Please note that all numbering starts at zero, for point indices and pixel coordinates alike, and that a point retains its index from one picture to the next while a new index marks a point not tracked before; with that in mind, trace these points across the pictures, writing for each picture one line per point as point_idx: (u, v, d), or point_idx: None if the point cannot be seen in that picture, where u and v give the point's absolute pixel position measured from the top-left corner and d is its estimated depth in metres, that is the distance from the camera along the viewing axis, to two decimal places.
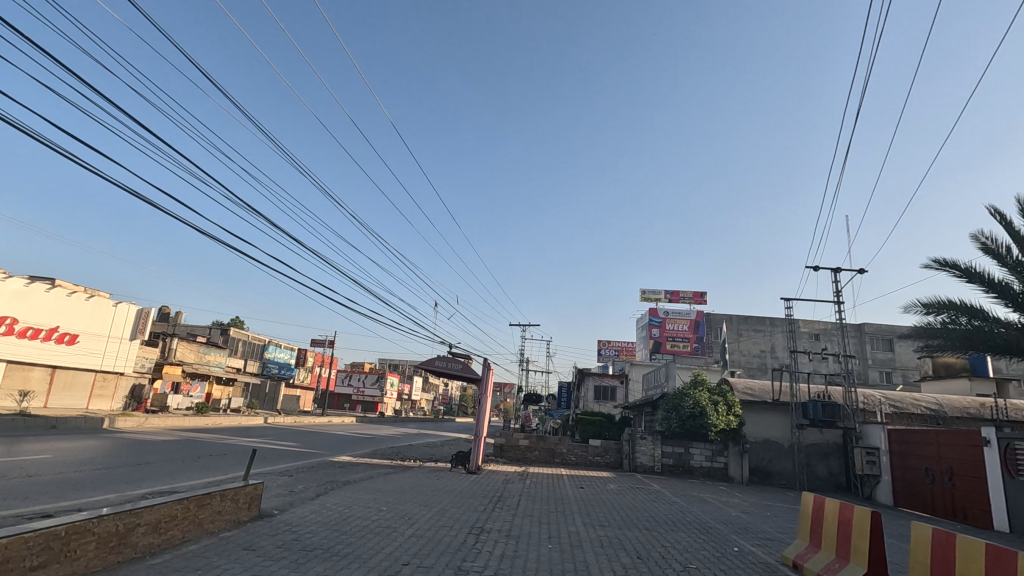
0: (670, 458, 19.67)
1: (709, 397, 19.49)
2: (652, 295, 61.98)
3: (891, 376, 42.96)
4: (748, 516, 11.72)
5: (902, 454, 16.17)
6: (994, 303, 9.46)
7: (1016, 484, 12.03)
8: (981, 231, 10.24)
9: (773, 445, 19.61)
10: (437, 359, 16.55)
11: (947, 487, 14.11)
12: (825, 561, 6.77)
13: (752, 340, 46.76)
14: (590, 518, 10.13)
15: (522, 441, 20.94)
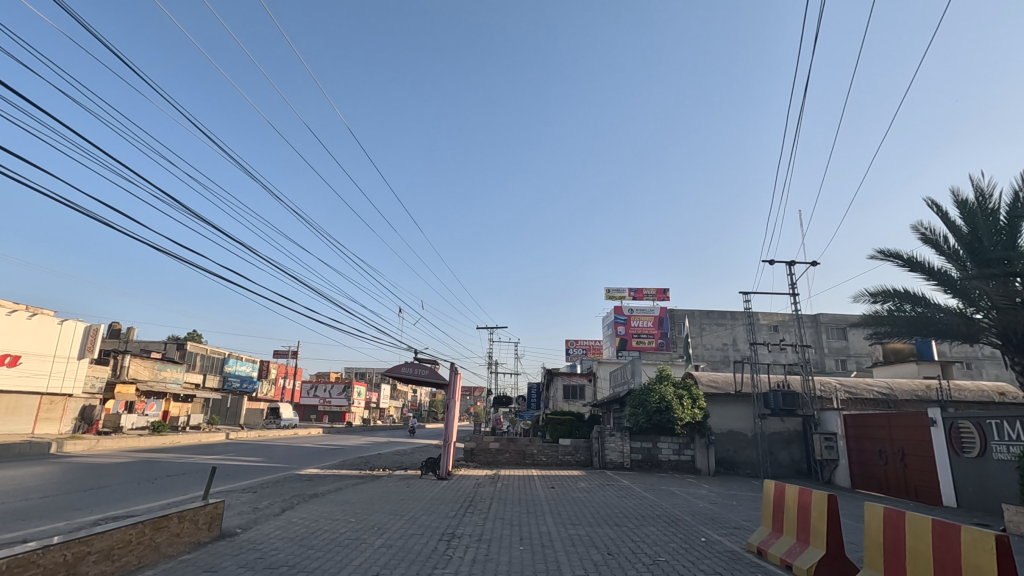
0: (639, 453, 20.03)
1: (674, 391, 19.88)
2: (617, 293, 62.87)
3: (846, 363, 44.79)
4: (715, 506, 12.01)
5: (857, 438, 16.86)
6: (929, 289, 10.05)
7: (962, 460, 12.69)
8: (919, 223, 10.87)
9: (738, 436, 20.15)
10: (403, 365, 16.29)
11: (899, 467, 14.80)
12: (787, 545, 6.99)
13: (714, 334, 47.96)
14: (562, 517, 10.17)
15: (493, 444, 20.84)
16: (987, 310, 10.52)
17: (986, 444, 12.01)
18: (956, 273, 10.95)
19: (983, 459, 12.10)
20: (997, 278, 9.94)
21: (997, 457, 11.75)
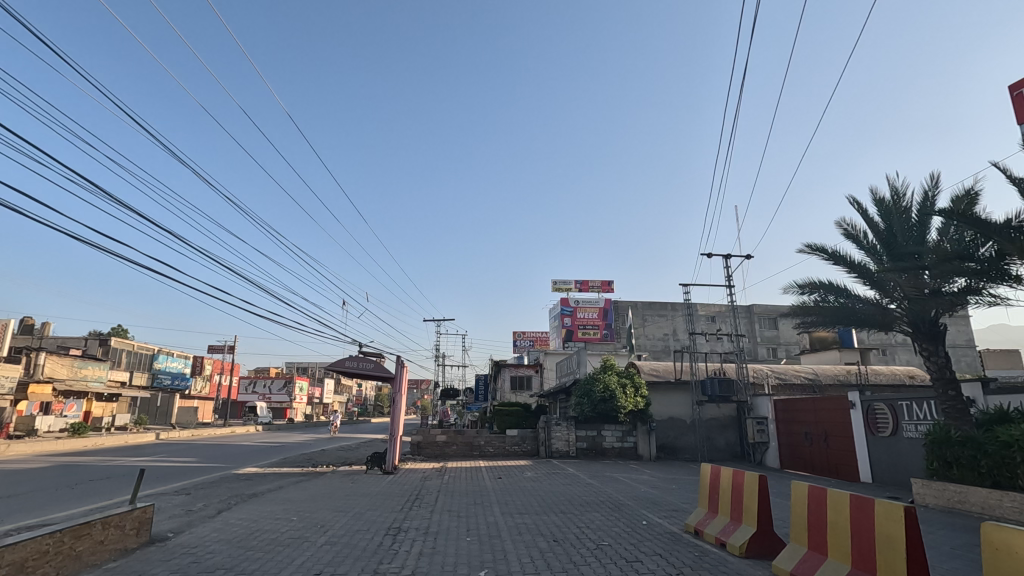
0: (584, 441, 20.49)
1: (617, 380, 20.45)
2: (563, 285, 63.78)
3: (776, 351, 47.42)
4: (656, 490, 12.48)
5: (786, 421, 17.90)
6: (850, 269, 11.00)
7: (877, 439, 13.72)
8: (841, 220, 11.64)
9: (678, 422, 20.97)
10: (347, 359, 15.93)
11: (823, 447, 15.85)
12: (722, 524, 7.37)
13: (656, 325, 49.57)
14: (509, 507, 10.29)
15: (440, 437, 20.63)
16: (899, 300, 11.35)
17: (898, 424, 13.04)
18: (873, 266, 11.77)
19: (895, 438, 13.14)
20: (908, 270, 10.76)
21: (907, 435, 12.79)
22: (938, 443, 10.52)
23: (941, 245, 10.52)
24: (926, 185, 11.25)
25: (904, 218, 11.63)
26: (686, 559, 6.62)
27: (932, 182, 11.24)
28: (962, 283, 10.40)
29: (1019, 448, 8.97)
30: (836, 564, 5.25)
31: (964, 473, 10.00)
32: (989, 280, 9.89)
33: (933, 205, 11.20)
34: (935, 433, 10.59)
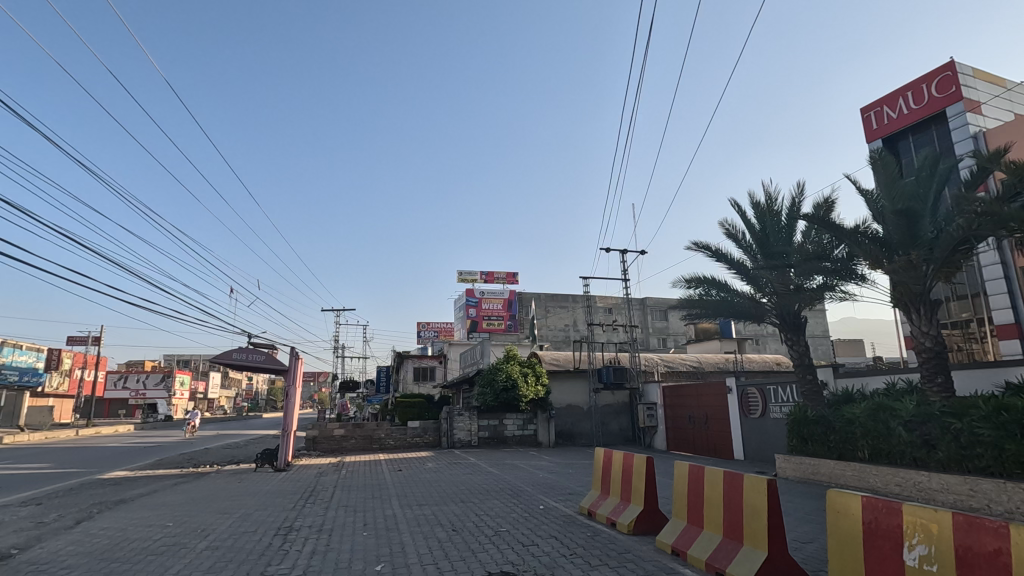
0: (486, 430, 20.77)
1: (519, 370, 20.90)
2: (468, 276, 63.88)
3: (666, 341, 50.91)
4: (553, 475, 12.93)
5: (672, 406, 19.27)
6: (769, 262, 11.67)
7: (749, 420, 15.19)
8: (723, 221, 12.66)
9: (575, 409, 21.85)
10: (235, 351, 14.83)
11: (704, 429, 17.28)
12: (613, 504, 7.80)
13: (557, 316, 51.15)
14: (408, 499, 10.16)
15: (338, 431, 19.76)
16: (769, 295, 12.60)
17: (766, 406, 14.51)
18: (748, 264, 12.95)
19: (763, 419, 14.62)
20: (777, 267, 11.95)
21: (773, 416, 14.28)
22: (797, 422, 11.85)
23: (804, 246, 11.81)
24: (793, 192, 12.55)
25: (775, 221, 12.90)
26: (579, 540, 6.93)
27: (798, 189, 12.55)
28: (820, 280, 11.74)
29: (859, 424, 10.36)
30: (710, 534, 5.75)
31: (817, 447, 11.36)
32: (840, 277, 11.26)
33: (799, 210, 12.52)
34: (795, 413, 11.92)
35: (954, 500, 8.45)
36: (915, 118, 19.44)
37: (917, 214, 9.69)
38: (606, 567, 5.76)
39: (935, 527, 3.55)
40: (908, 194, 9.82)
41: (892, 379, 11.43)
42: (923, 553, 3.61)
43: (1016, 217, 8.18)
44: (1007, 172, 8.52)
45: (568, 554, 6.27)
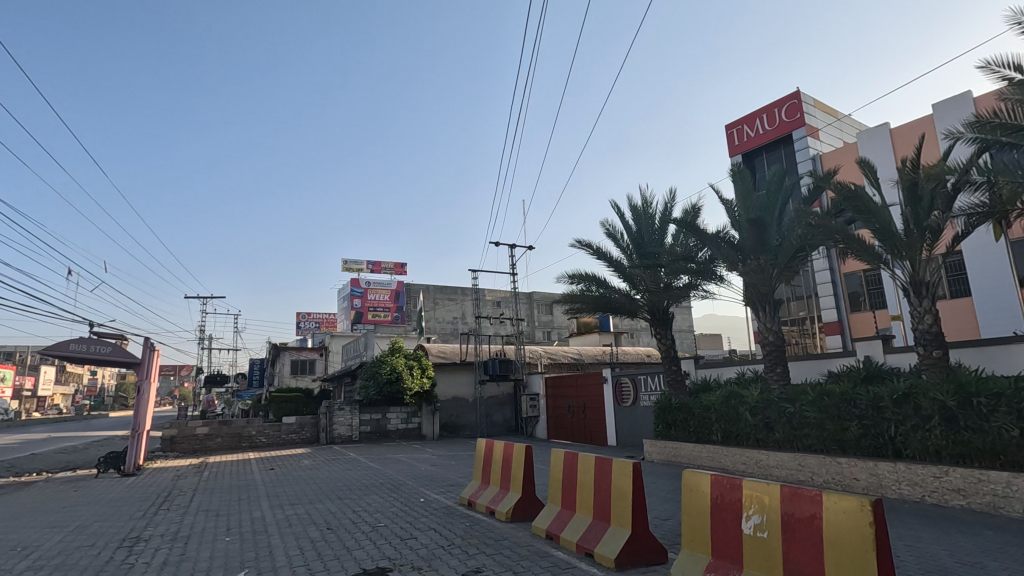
0: (368, 425, 20.20)
1: (405, 362, 20.56)
2: (354, 265, 61.42)
3: (550, 334, 52.87)
4: (436, 467, 12.90)
5: (554, 396, 20.06)
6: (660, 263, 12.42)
7: (622, 408, 16.26)
8: (604, 220, 13.36)
9: (460, 401, 21.97)
10: (72, 342, 12.94)
11: (582, 418, 18.19)
12: (492, 493, 7.95)
13: (446, 308, 50.93)
14: (279, 499, 9.57)
15: (200, 429, 18.03)
16: (642, 292, 13.54)
17: (637, 395, 15.61)
18: (625, 262, 13.81)
19: (634, 407, 15.72)
20: (649, 267, 12.90)
21: (643, 404, 15.41)
22: (663, 409, 12.89)
23: (674, 248, 12.84)
24: (666, 197, 13.59)
25: (649, 223, 13.87)
26: (458, 530, 6.98)
27: (670, 195, 13.60)
28: (686, 279, 12.84)
29: (714, 410, 11.51)
30: (581, 517, 6.06)
31: (679, 432, 12.47)
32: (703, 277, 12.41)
33: (671, 214, 13.57)
34: (662, 401, 12.96)
35: (786, 474, 9.72)
36: (768, 138, 21.89)
37: (766, 223, 10.94)
38: (484, 554, 5.85)
39: (767, 499, 4.04)
40: (759, 205, 11.05)
41: (742, 369, 12.84)
42: (757, 522, 4.10)
43: (841, 231, 9.55)
44: (835, 191, 9.91)
45: (446, 545, 6.29)
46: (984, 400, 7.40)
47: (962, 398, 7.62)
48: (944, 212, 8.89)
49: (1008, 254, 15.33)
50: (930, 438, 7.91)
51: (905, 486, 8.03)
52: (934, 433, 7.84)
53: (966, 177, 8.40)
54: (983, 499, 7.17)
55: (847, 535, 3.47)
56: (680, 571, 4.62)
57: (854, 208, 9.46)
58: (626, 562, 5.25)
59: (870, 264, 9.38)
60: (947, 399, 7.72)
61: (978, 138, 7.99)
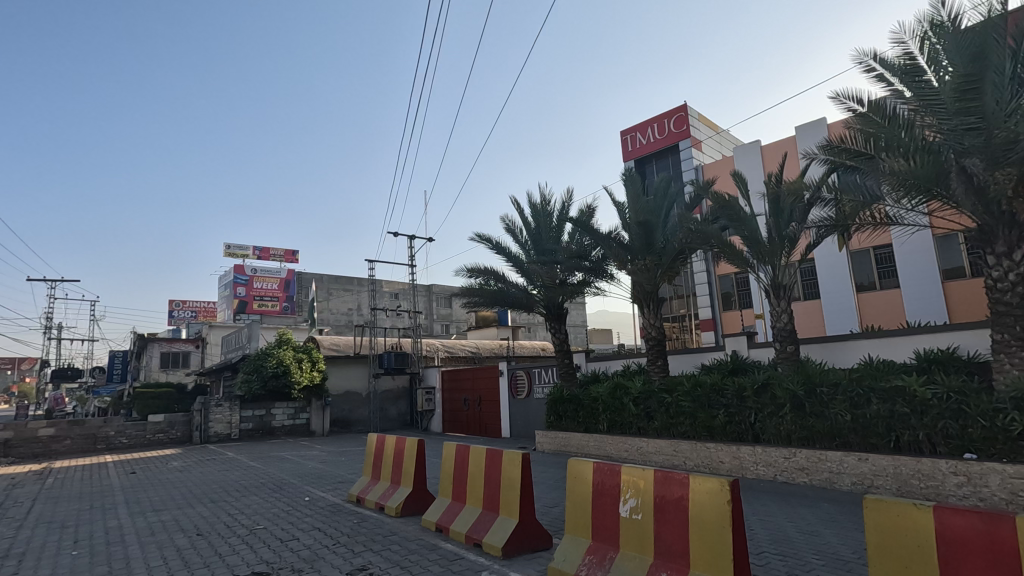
0: (249, 422, 18.90)
1: (293, 355, 19.48)
2: (238, 251, 56.87)
3: (448, 327, 52.68)
4: (324, 465, 12.35)
5: (449, 389, 20.02)
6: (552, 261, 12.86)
7: (516, 401, 16.62)
8: (503, 216, 13.52)
9: (353, 395, 21.23)
10: None
11: (477, 410, 18.35)
12: (382, 489, 7.77)
13: (340, 299, 48.85)
14: (140, 505, 8.62)
15: (45, 431, 15.75)
16: (538, 287, 13.88)
17: (531, 388, 16.03)
18: (523, 258, 14.08)
19: (528, 399, 16.14)
20: (546, 263, 13.27)
21: (537, 396, 15.86)
22: (555, 401, 13.34)
23: (569, 246, 13.30)
24: (563, 196, 14.03)
25: (547, 220, 14.26)
26: (344, 528, 6.72)
27: (567, 194, 14.07)
28: (580, 276, 13.39)
29: (601, 401, 12.12)
30: (471, 508, 6.11)
31: (569, 423, 12.98)
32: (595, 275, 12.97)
33: (567, 213, 14.04)
34: (554, 393, 13.40)
35: (663, 459, 10.49)
36: (658, 146, 23.37)
37: (653, 226, 11.68)
38: (371, 552, 5.69)
39: (643, 483, 4.33)
40: (647, 209, 11.76)
41: (628, 362, 13.62)
42: (633, 504, 4.38)
43: (717, 236, 10.44)
44: (713, 200, 10.80)
45: (330, 544, 6.04)
46: (825, 389, 8.48)
47: (809, 387, 8.68)
48: (800, 224, 10.03)
49: (848, 264, 17.74)
50: (782, 424, 8.93)
51: (760, 467, 9.00)
52: (785, 419, 8.86)
53: (818, 193, 9.54)
54: (822, 475, 8.24)
55: (709, 512, 3.81)
56: (563, 554, 4.81)
57: (728, 216, 10.39)
58: (513, 550, 5.39)
59: (739, 267, 10.34)
60: (796, 389, 8.75)
61: (829, 160, 9.10)
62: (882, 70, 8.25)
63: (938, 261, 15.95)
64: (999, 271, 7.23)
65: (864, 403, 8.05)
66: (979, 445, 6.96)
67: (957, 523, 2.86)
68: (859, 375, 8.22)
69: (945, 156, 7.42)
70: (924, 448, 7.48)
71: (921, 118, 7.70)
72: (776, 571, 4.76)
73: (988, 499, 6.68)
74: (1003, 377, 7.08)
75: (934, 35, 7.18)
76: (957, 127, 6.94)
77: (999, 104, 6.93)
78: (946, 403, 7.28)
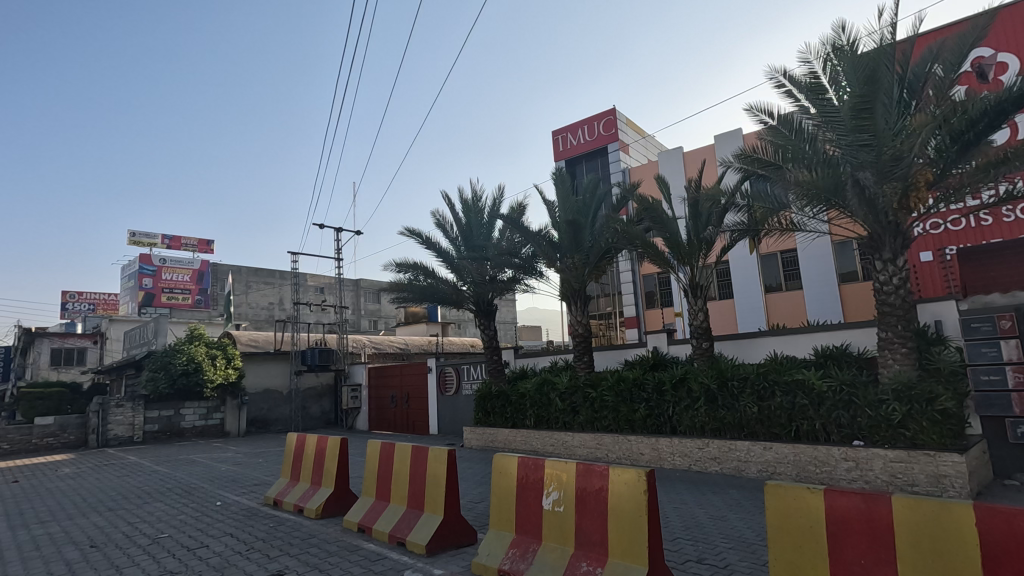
0: (155, 424, 17.55)
1: (206, 352, 18.41)
2: (144, 239, 52.58)
3: (377, 323, 51.45)
4: (238, 467, 11.69)
5: (376, 386, 19.56)
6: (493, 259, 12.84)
7: (444, 398, 16.51)
8: (434, 211, 13.38)
9: (272, 394, 20.27)
10: None
11: (404, 407, 18.06)
12: (302, 490, 7.47)
13: (260, 293, 46.37)
14: (22, 518, 7.77)
15: None
16: (468, 284, 13.85)
17: (459, 384, 15.99)
18: (454, 254, 14.00)
19: (456, 396, 16.09)
20: (476, 259, 13.26)
21: (465, 393, 15.85)
22: (483, 397, 13.37)
23: (499, 243, 13.37)
24: (494, 193, 14.07)
25: (478, 217, 14.28)
26: (259, 532, 6.40)
27: (498, 191, 14.13)
28: (510, 273, 13.53)
29: (529, 397, 12.29)
30: (395, 507, 6.00)
31: (497, 418, 13.05)
32: (524, 272, 13.12)
33: (498, 210, 14.11)
34: (482, 389, 13.43)
35: (587, 453, 10.78)
36: (588, 147, 23.94)
37: (580, 225, 11.97)
38: (288, 556, 5.45)
39: (565, 476, 4.43)
40: (576, 209, 12.03)
41: (555, 358, 13.88)
42: (556, 497, 4.47)
43: (641, 237, 10.84)
44: (638, 202, 11.21)
45: (243, 550, 5.72)
46: (736, 382, 9.04)
47: (722, 381, 9.21)
48: (716, 227, 10.61)
49: (758, 266, 19.01)
50: (697, 416, 9.42)
51: (676, 457, 9.46)
52: (700, 412, 9.36)
53: (733, 199, 10.12)
54: (731, 464, 8.78)
55: (627, 502, 3.97)
56: (486, 549, 4.82)
57: (651, 218, 10.83)
58: (437, 546, 5.35)
59: (661, 267, 10.80)
60: (710, 382, 9.27)
61: (743, 168, 9.68)
62: (791, 86, 8.89)
63: (835, 266, 17.43)
64: (885, 276, 8.00)
65: (769, 396, 8.66)
66: (866, 433, 7.68)
67: (844, 504, 3.14)
68: (765, 370, 8.84)
69: (842, 169, 8.10)
70: (820, 436, 8.15)
71: (823, 133, 8.37)
72: (688, 556, 5.02)
73: (872, 481, 7.39)
74: (886, 371, 7.85)
75: (835, 57, 7.82)
76: (853, 143, 7.60)
77: (888, 124, 7.66)
78: (839, 395, 7.99)
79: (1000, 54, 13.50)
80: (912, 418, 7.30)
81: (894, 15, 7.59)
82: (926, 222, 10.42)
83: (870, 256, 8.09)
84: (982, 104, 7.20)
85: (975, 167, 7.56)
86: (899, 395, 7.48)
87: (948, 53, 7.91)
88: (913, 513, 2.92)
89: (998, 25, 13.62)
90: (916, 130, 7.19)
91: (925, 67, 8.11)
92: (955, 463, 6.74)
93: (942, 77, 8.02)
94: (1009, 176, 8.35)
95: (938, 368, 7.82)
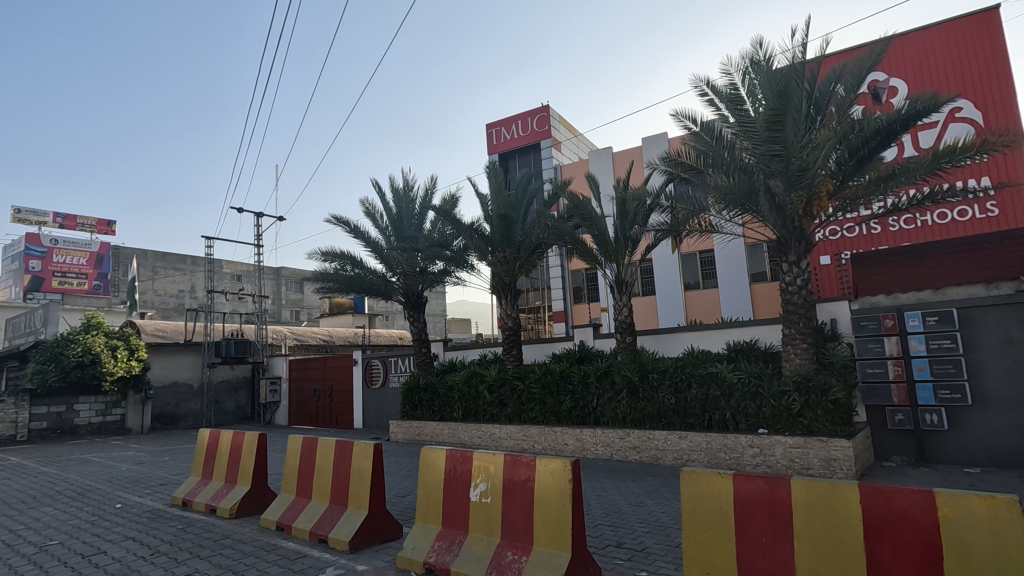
0: (43, 420, 15.91)
1: (105, 342, 16.91)
2: (31, 217, 47.22)
3: (299, 313, 49.31)
4: (141, 466, 10.86)
5: (297, 380, 18.77)
6: (426, 250, 12.71)
7: (370, 390, 16.14)
8: (363, 199, 13.05)
9: (181, 388, 19.03)
10: None
11: (327, 401, 17.49)
12: (213, 490, 7.07)
13: (168, 279, 43.00)
14: None
15: None
16: (397, 275, 13.55)
17: (386, 377, 15.70)
18: (383, 243, 13.69)
19: (383, 388, 15.79)
20: (407, 250, 13.05)
21: (392, 386, 15.61)
22: (411, 389, 13.18)
23: (431, 234, 13.25)
24: (426, 183, 13.91)
25: (409, 207, 14.10)
26: (165, 535, 5.98)
27: (430, 182, 13.98)
28: (440, 266, 13.40)
29: (456, 389, 12.30)
30: (316, 504, 5.81)
31: (424, 411, 12.94)
32: (455, 265, 13.11)
33: (429, 200, 13.96)
34: (410, 381, 13.23)
35: (513, 444, 11.00)
36: (521, 143, 24.15)
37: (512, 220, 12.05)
38: (198, 559, 5.14)
39: (492, 468, 4.48)
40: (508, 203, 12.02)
41: (484, 351, 13.96)
42: (483, 489, 4.51)
43: (570, 234, 11.09)
44: (568, 199, 11.46)
45: (146, 555, 5.34)
46: (655, 374, 9.47)
47: (642, 373, 9.63)
48: (641, 226, 11.01)
49: (680, 264, 19.96)
50: (619, 407, 9.79)
51: (599, 447, 9.81)
52: (621, 403, 9.75)
53: (658, 200, 10.54)
54: (649, 452, 9.22)
55: (551, 492, 4.08)
56: (410, 542, 4.79)
57: (581, 215, 11.11)
58: (360, 542, 5.24)
59: (589, 263, 11.10)
60: (632, 374, 9.67)
61: (668, 171, 10.10)
62: (712, 95, 9.38)
63: (747, 266, 18.69)
64: (790, 277, 8.68)
65: (685, 387, 9.16)
66: (769, 421, 8.32)
67: (750, 486, 3.39)
68: (683, 363, 9.33)
69: (756, 176, 8.68)
70: (729, 425, 8.73)
71: (739, 141, 8.92)
72: (608, 540, 5.25)
73: (774, 465, 8.05)
74: (789, 364, 8.49)
75: (753, 71, 8.37)
76: (766, 152, 8.11)
77: (797, 136, 8.28)
78: (747, 386, 8.58)
79: (892, 79, 14.94)
80: (809, 407, 7.98)
81: (804, 36, 8.19)
82: (825, 228, 11.31)
83: (777, 259, 8.74)
84: (876, 123, 7.95)
85: (868, 181, 8.36)
86: (798, 387, 8.15)
87: (849, 75, 8.65)
88: (809, 493, 3.21)
89: (892, 52, 15.05)
90: (820, 143, 7.82)
91: (829, 86, 8.82)
92: (844, 448, 7.48)
93: (843, 96, 8.75)
94: (894, 190, 9.24)
95: (832, 361, 8.63)
